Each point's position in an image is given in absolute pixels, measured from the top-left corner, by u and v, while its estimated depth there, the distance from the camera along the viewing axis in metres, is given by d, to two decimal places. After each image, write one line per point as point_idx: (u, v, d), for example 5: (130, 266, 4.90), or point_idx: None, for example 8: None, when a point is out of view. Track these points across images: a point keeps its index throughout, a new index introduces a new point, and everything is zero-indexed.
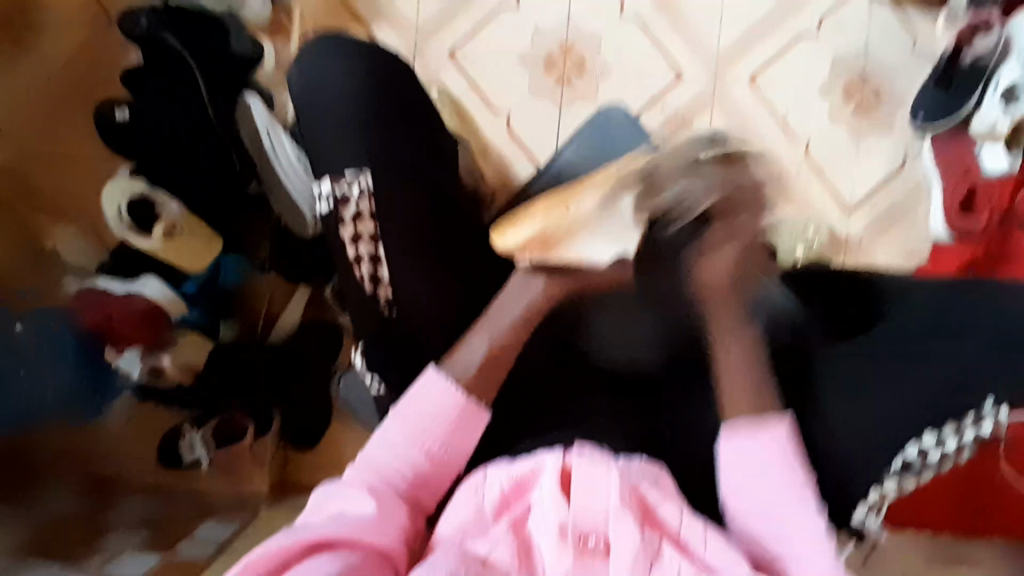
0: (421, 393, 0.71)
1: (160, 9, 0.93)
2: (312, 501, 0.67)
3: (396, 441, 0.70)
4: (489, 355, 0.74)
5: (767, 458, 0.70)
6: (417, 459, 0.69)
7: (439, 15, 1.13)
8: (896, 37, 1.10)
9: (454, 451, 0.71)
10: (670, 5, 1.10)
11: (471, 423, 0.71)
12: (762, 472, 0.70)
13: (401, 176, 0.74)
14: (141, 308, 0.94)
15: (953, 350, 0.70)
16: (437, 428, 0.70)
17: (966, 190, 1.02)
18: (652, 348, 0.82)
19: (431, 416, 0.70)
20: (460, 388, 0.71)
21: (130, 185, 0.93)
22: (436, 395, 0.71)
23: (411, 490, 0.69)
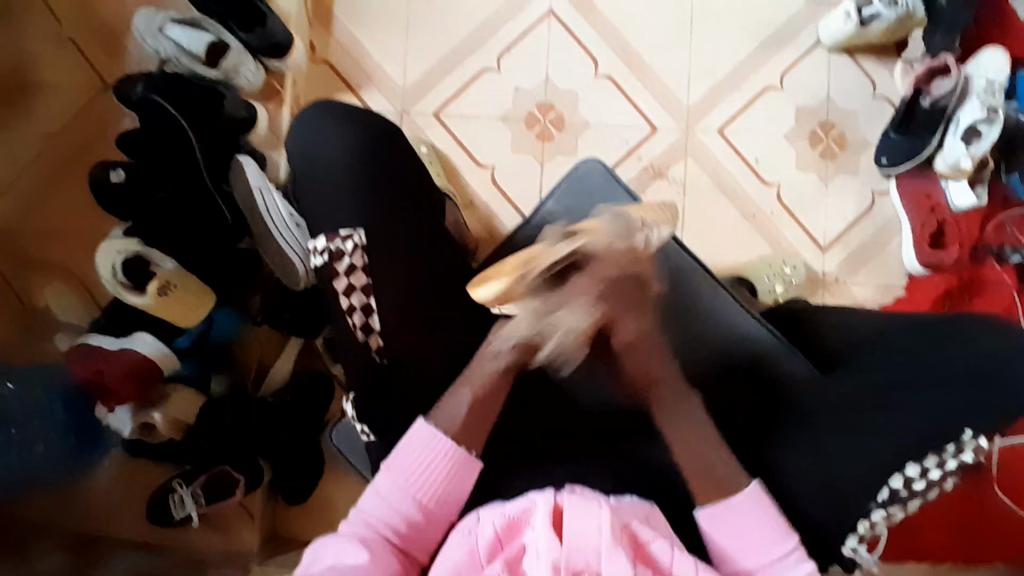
0: (409, 445, 0.64)
1: (155, 78, 0.95)
2: (308, 554, 0.60)
3: (386, 491, 0.62)
4: (472, 411, 0.66)
5: (750, 521, 0.63)
6: (410, 511, 0.62)
7: (424, 79, 1.21)
8: (853, 86, 1.21)
9: (448, 502, 0.63)
10: (641, 65, 1.20)
11: (464, 474, 0.64)
12: (747, 525, 0.62)
13: (379, 218, 0.71)
14: (131, 364, 0.87)
15: (949, 375, 0.65)
16: (426, 479, 0.62)
17: (935, 224, 1.13)
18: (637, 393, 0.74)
19: (424, 464, 0.63)
20: (449, 438, 0.64)
21: (125, 244, 0.90)
22: (425, 447, 0.63)
23: (406, 539, 0.61)
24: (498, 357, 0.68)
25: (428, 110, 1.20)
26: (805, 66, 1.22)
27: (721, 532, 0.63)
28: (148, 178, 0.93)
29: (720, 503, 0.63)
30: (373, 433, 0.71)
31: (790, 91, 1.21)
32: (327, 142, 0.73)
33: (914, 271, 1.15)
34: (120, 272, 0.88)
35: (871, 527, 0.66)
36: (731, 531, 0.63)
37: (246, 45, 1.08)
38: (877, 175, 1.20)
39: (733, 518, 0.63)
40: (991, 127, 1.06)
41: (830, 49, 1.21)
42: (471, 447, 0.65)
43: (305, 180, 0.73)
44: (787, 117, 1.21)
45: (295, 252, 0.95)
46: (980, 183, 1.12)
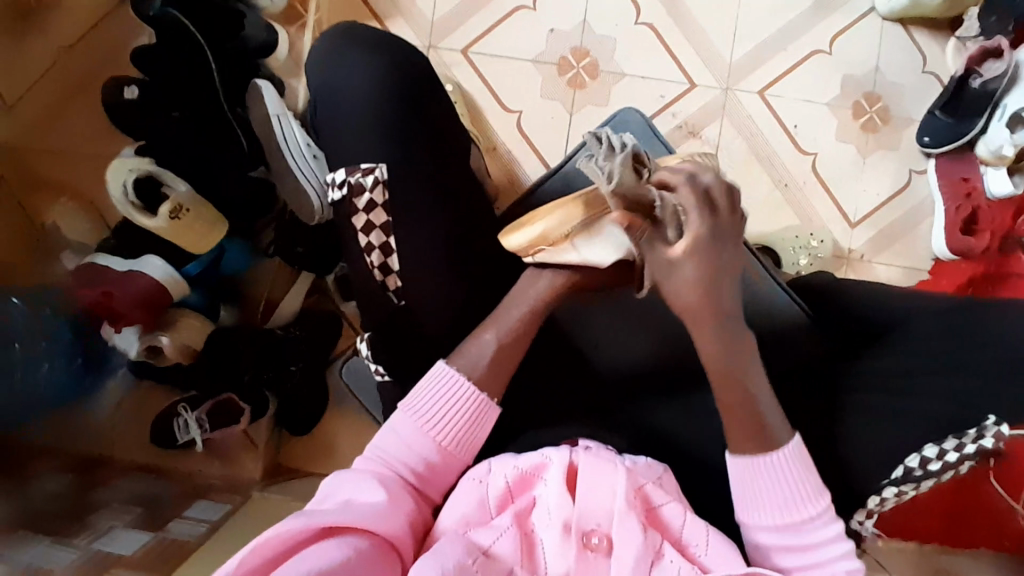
0: (429, 388, 0.63)
1: None
2: (323, 486, 0.58)
3: (405, 431, 0.62)
4: (494, 361, 0.64)
5: (794, 473, 0.59)
6: (426, 452, 0.61)
7: (454, 12, 1.14)
8: (904, 57, 1.15)
9: (465, 446, 0.63)
10: (683, 16, 1.14)
11: (481, 420, 0.63)
12: (774, 486, 0.59)
13: (406, 155, 0.68)
14: (143, 288, 0.85)
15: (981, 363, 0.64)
16: (444, 422, 0.62)
17: (969, 210, 1.09)
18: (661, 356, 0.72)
19: (443, 408, 0.62)
20: (472, 383, 0.63)
21: (137, 163, 0.85)
22: (445, 392, 0.63)
23: (420, 481, 0.61)
24: (523, 303, 0.66)
25: (455, 46, 1.14)
26: (856, 32, 1.15)
27: (744, 480, 0.61)
28: (159, 99, 0.88)
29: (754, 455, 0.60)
30: (387, 372, 0.69)
31: (838, 56, 1.15)
32: (354, 71, 0.68)
33: (942, 256, 1.12)
34: (131, 192, 0.83)
35: (880, 502, 0.65)
36: (759, 481, 0.60)
37: None
38: (917, 153, 1.15)
39: (766, 471, 0.60)
40: None
41: (884, 16, 1.14)
42: (489, 394, 0.64)
43: (329, 111, 0.69)
44: (832, 84, 1.15)
45: (313, 185, 0.92)
46: (1019, 173, 1.07)
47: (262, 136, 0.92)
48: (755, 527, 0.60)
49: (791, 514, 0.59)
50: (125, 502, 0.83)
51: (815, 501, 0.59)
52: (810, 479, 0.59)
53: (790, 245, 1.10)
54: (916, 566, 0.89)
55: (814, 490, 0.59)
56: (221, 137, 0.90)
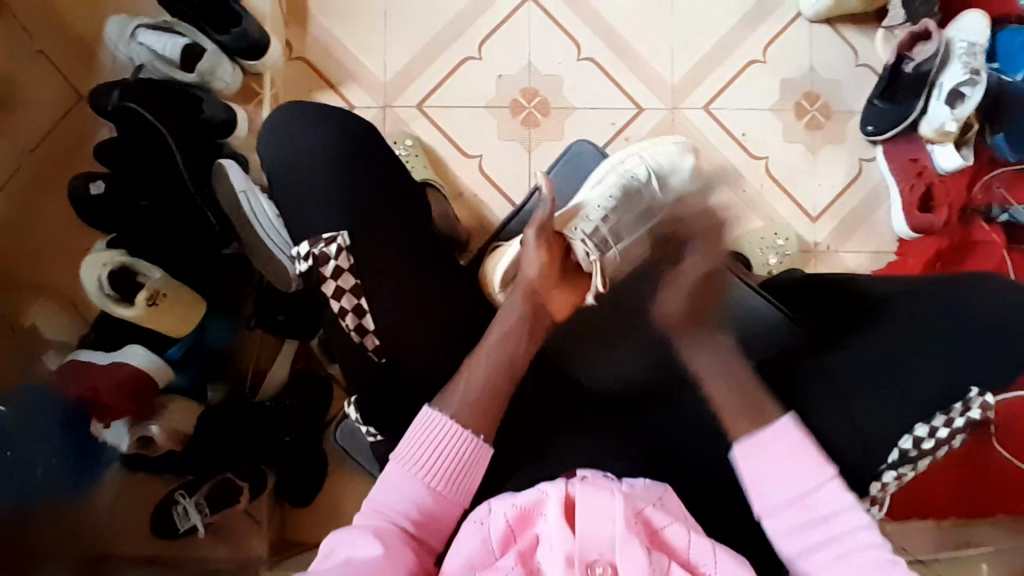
0: (417, 436, 0.63)
1: (131, 84, 0.93)
2: (322, 547, 0.58)
3: (398, 482, 0.62)
4: (483, 400, 0.65)
5: (789, 452, 0.62)
6: (420, 498, 0.61)
7: (405, 70, 1.18)
8: (835, 55, 1.21)
9: (458, 490, 0.62)
10: (621, 46, 1.19)
11: (474, 462, 0.63)
12: (785, 466, 0.62)
13: (373, 218, 0.70)
14: (127, 376, 0.86)
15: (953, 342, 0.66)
16: (435, 467, 0.62)
17: (924, 188, 1.13)
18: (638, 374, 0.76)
19: (431, 454, 0.62)
20: (455, 423, 0.63)
21: (110, 256, 0.86)
22: (432, 440, 0.63)
23: (418, 529, 0.60)
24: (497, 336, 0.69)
25: (410, 102, 1.18)
26: (786, 37, 1.21)
27: (756, 470, 0.63)
28: (126, 188, 0.91)
29: (751, 438, 0.64)
30: (379, 433, 0.70)
31: (774, 63, 1.21)
32: (311, 141, 0.71)
33: (904, 235, 1.16)
34: (106, 286, 0.85)
35: (882, 488, 0.66)
36: (768, 467, 0.62)
37: (221, 45, 1.07)
38: (864, 143, 1.20)
39: (773, 451, 0.63)
40: (975, 90, 1.05)
41: (811, 19, 1.20)
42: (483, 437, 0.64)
43: (290, 181, 0.71)
44: (772, 91, 1.20)
45: (285, 255, 0.94)
46: (966, 146, 1.13)
47: (231, 212, 0.94)
48: (774, 522, 0.62)
49: (800, 485, 0.61)
50: None
51: (814, 473, 0.62)
52: (806, 456, 0.62)
53: (758, 246, 1.13)
54: (935, 541, 0.89)
55: (813, 467, 0.62)
56: (189, 219, 0.94)
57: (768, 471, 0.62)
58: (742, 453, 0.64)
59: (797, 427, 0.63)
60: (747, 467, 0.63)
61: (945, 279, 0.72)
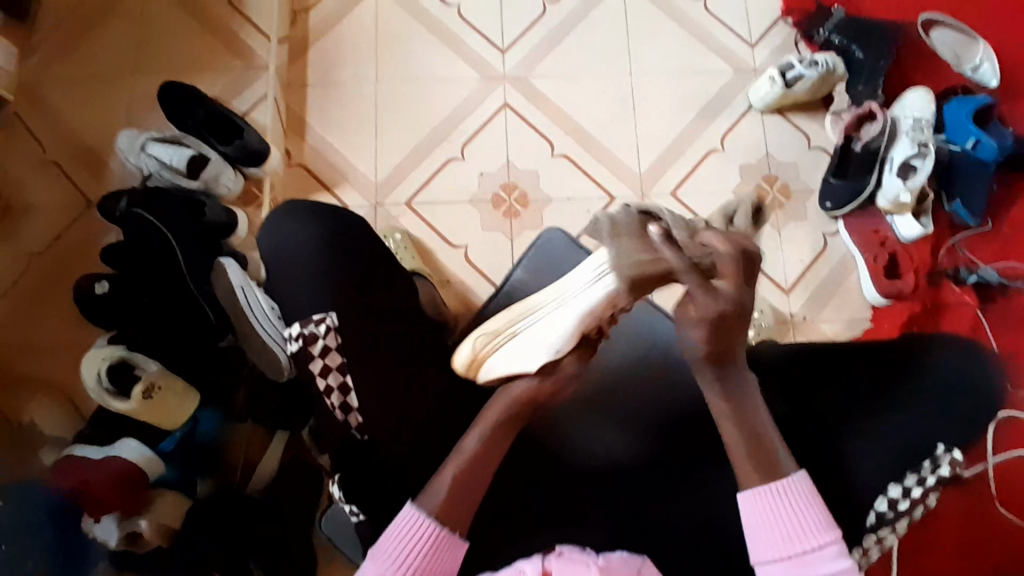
0: (393, 533, 0.63)
1: (138, 192, 1.03)
2: None
3: None
4: (457, 484, 0.65)
5: (795, 506, 0.63)
6: None
7: (395, 171, 1.29)
8: (788, 141, 1.32)
9: None
10: (592, 143, 1.31)
11: (449, 555, 0.64)
12: (793, 518, 0.62)
13: (358, 301, 0.74)
14: (117, 470, 0.88)
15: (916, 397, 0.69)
16: (410, 565, 0.62)
17: (887, 256, 1.20)
18: (623, 449, 0.76)
19: (406, 553, 0.62)
20: (432, 519, 0.63)
21: (109, 351, 0.92)
22: (408, 537, 0.63)
23: None
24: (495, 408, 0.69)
25: (400, 200, 1.27)
26: (740, 128, 1.33)
27: (763, 514, 0.63)
28: (131, 288, 0.98)
29: (768, 484, 0.64)
30: (362, 512, 0.70)
31: (732, 150, 1.32)
32: (302, 232, 0.77)
33: (876, 302, 1.21)
34: (105, 379, 0.89)
35: (865, 552, 0.68)
36: (770, 517, 0.63)
37: (225, 155, 1.17)
38: (825, 218, 1.28)
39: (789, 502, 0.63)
40: (925, 162, 1.17)
41: (762, 110, 1.33)
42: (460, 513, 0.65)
43: (282, 271, 0.77)
44: (733, 175, 1.30)
45: (278, 344, 0.97)
46: (925, 214, 1.20)
47: (229, 308, 0.98)
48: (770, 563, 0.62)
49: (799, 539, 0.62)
50: None
51: (820, 533, 0.62)
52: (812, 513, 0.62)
53: None
54: None
55: (818, 524, 0.62)
56: (188, 316, 0.99)
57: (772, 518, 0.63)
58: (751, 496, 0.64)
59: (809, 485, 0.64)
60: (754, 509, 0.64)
61: (903, 339, 0.76)
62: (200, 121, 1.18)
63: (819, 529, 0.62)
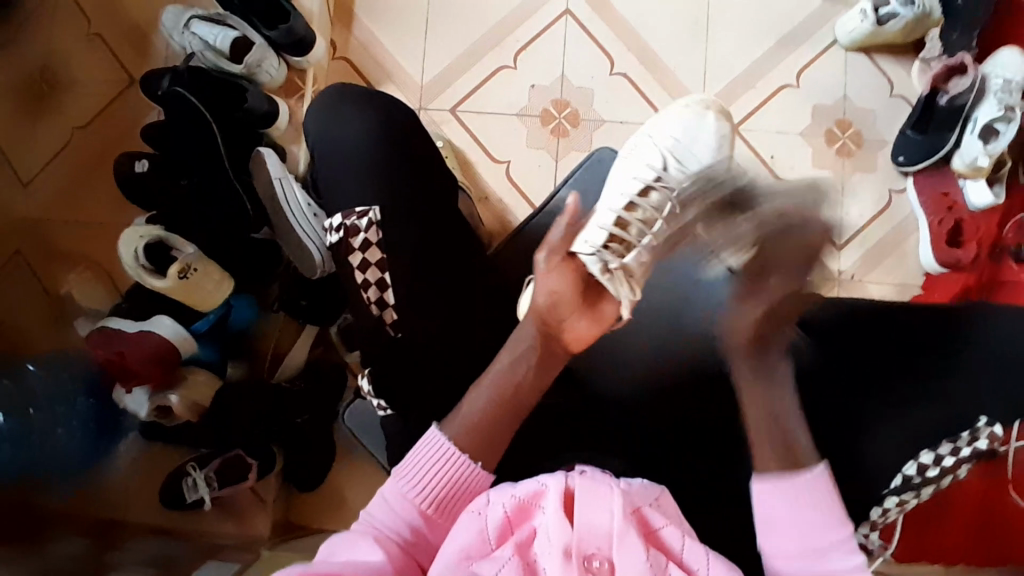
0: (418, 452, 0.63)
1: (181, 71, 0.98)
2: (321, 550, 0.58)
3: (391, 497, 0.62)
4: (494, 407, 0.64)
5: (809, 498, 0.59)
6: (411, 516, 0.61)
7: (442, 74, 1.22)
8: (868, 84, 1.21)
9: (453, 507, 0.62)
10: (654, 63, 1.21)
11: (473, 486, 0.63)
12: (801, 517, 0.59)
13: (401, 205, 0.73)
14: (154, 346, 0.90)
15: (947, 363, 0.68)
16: (428, 484, 0.62)
17: (952, 222, 1.12)
18: (638, 382, 0.74)
19: (430, 474, 0.62)
20: (459, 449, 0.62)
21: (147, 229, 0.91)
22: (431, 461, 0.62)
23: (411, 549, 0.60)
24: (508, 355, 0.67)
25: (445, 106, 1.21)
26: (820, 63, 1.21)
27: (775, 504, 0.60)
28: (171, 170, 0.97)
29: (786, 481, 0.60)
30: (390, 407, 0.71)
31: (807, 89, 1.21)
32: (349, 124, 0.75)
33: (931, 269, 1.14)
34: (142, 256, 0.89)
35: (884, 513, 0.66)
36: (783, 505, 0.60)
37: (267, 38, 1.12)
38: (894, 173, 1.19)
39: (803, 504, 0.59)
40: (1009, 126, 1.04)
41: (846, 47, 1.21)
42: (488, 416, 0.64)
43: (326, 164, 0.75)
44: (803, 115, 1.21)
45: (315, 241, 0.96)
46: (998, 182, 1.10)
47: (266, 198, 0.97)
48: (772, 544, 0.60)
49: (810, 538, 0.59)
50: (135, 561, 0.84)
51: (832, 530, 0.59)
52: (826, 511, 0.59)
53: None
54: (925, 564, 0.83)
55: (830, 520, 0.59)
56: (226, 205, 0.97)
57: (785, 505, 0.60)
58: (763, 489, 0.60)
59: (829, 481, 0.60)
60: (765, 501, 0.60)
61: (960, 313, 0.70)
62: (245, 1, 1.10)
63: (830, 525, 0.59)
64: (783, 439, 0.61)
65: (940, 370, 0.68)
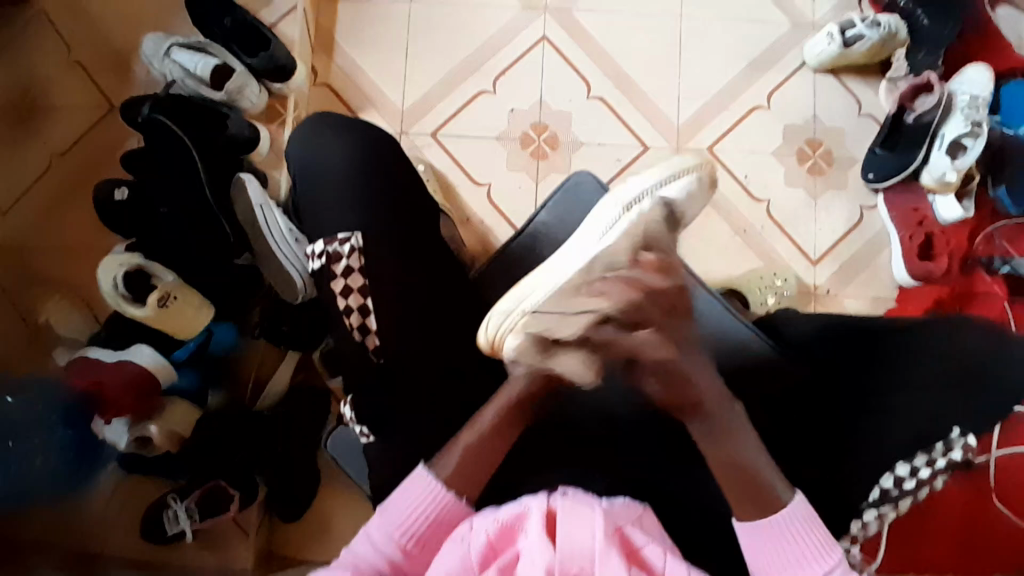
0: (401, 491, 0.64)
1: (161, 100, 0.99)
2: None
3: (372, 535, 0.63)
4: (497, 430, 0.67)
5: (794, 531, 0.62)
6: (392, 553, 0.62)
7: (423, 99, 1.24)
8: (838, 105, 1.25)
9: (433, 543, 0.63)
10: (630, 87, 1.24)
11: (454, 521, 0.64)
12: (786, 549, 0.62)
13: (382, 230, 0.73)
14: (132, 374, 0.89)
15: (917, 377, 0.70)
16: (409, 523, 0.63)
17: (922, 237, 1.15)
18: (623, 402, 0.73)
19: (411, 513, 0.63)
20: (440, 485, 0.64)
21: (128, 258, 0.91)
22: (411, 499, 0.64)
23: None
24: (510, 390, 0.70)
25: (426, 130, 1.23)
26: (790, 85, 1.25)
27: (754, 544, 0.64)
28: (150, 197, 0.96)
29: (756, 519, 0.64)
30: (372, 433, 0.71)
31: (779, 109, 1.25)
32: (330, 151, 0.76)
33: (904, 282, 1.17)
34: (121, 285, 0.89)
35: (864, 526, 0.67)
36: (765, 542, 0.63)
37: (250, 66, 1.13)
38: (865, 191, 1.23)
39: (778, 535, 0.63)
40: (976, 142, 1.07)
41: (814, 70, 1.25)
42: (495, 437, 0.67)
43: (307, 191, 0.76)
44: (776, 135, 1.24)
45: (298, 268, 0.96)
46: (968, 196, 1.13)
47: (247, 225, 0.97)
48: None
49: (801, 565, 0.61)
50: None
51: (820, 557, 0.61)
52: (811, 536, 0.62)
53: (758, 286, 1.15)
54: None
55: (817, 545, 0.61)
56: (206, 231, 0.97)
57: (770, 542, 0.63)
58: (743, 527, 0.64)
59: (809, 508, 0.63)
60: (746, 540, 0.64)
61: (921, 330, 0.74)
62: (226, 31, 1.12)
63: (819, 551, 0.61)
64: (744, 464, 0.65)
65: (911, 384, 0.70)
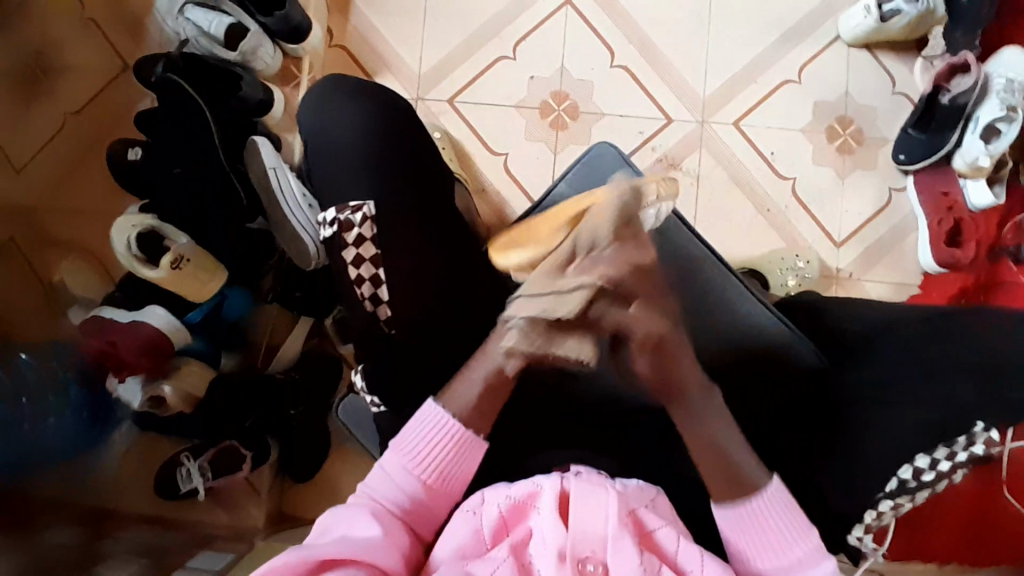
0: (419, 428, 0.63)
1: (175, 58, 0.98)
2: (318, 523, 0.58)
3: (391, 469, 0.62)
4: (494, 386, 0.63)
5: (766, 514, 0.59)
6: (412, 487, 0.61)
7: (440, 64, 1.20)
8: (871, 80, 1.20)
9: (452, 480, 0.62)
10: (655, 56, 1.20)
11: (467, 457, 0.63)
12: (768, 534, 0.58)
13: (396, 199, 0.72)
14: (146, 334, 0.90)
15: None
16: (428, 454, 0.62)
17: (952, 222, 1.11)
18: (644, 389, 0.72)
19: (429, 447, 0.62)
20: (458, 422, 0.62)
21: (139, 219, 0.90)
22: (429, 432, 0.62)
23: (408, 518, 0.60)
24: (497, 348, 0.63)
25: (443, 96, 1.20)
26: (823, 59, 1.20)
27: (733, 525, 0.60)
28: (163, 156, 0.95)
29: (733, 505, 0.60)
30: (382, 402, 0.71)
31: (809, 84, 1.20)
32: (342, 114, 0.75)
33: (929, 269, 1.14)
34: (134, 245, 0.88)
35: (878, 517, 0.61)
36: (746, 529, 0.59)
37: (264, 25, 1.10)
38: (894, 171, 1.18)
39: (763, 524, 0.59)
40: (1011, 126, 1.04)
41: (849, 43, 1.19)
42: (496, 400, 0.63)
43: (319, 155, 0.75)
44: (804, 111, 1.20)
45: (309, 233, 0.95)
46: (998, 182, 1.11)
47: (260, 188, 0.96)
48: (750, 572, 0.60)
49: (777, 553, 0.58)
50: (127, 553, 0.84)
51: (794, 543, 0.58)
52: (788, 523, 0.58)
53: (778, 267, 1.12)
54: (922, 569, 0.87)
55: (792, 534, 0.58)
56: (220, 191, 0.96)
57: (747, 531, 0.59)
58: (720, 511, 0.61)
59: (787, 494, 0.59)
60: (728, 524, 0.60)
61: None
62: None
63: (797, 537, 0.58)
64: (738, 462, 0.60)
65: None
